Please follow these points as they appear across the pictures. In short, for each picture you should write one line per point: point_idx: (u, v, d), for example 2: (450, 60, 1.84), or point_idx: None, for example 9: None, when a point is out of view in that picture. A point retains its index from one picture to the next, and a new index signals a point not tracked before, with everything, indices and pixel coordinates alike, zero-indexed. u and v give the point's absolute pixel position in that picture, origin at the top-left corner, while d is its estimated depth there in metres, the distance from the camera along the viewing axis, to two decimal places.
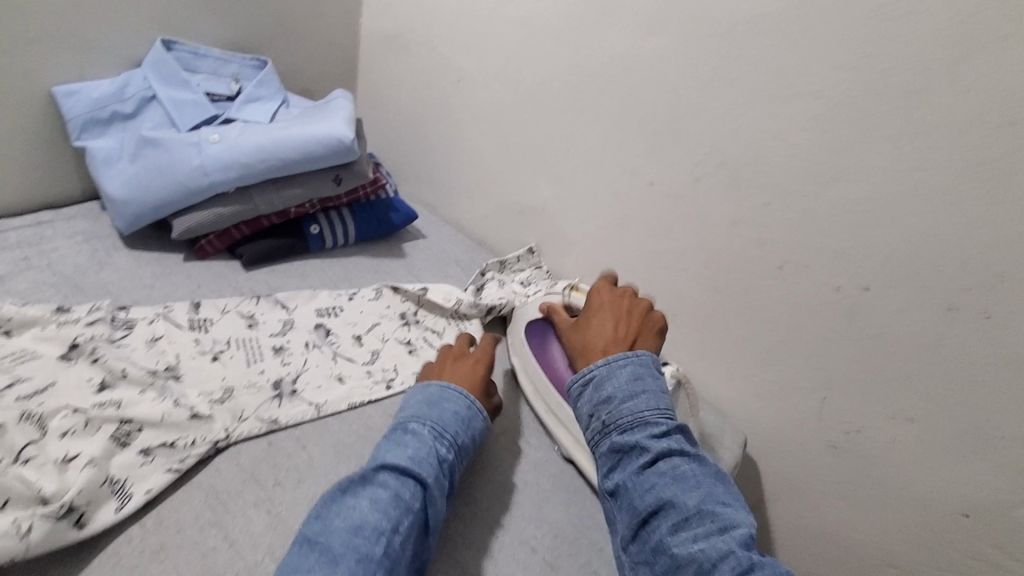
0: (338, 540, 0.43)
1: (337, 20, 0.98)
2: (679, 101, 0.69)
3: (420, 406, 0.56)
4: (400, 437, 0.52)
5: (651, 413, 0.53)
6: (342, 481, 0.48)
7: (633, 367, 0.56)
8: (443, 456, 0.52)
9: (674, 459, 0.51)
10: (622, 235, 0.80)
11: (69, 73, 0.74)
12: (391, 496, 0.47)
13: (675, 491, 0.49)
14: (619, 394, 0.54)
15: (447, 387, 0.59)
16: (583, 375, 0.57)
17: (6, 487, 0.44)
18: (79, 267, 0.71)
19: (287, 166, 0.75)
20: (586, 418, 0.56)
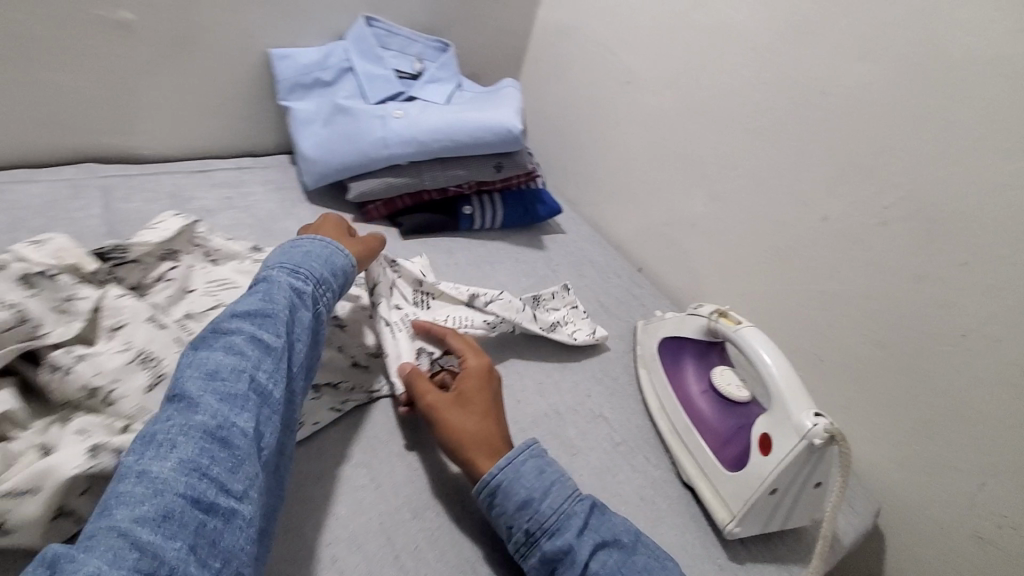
0: (196, 385, 0.40)
1: (516, 10, 1.01)
2: (878, 134, 0.64)
3: (274, 258, 0.53)
4: (251, 287, 0.49)
5: (567, 507, 0.50)
6: (195, 340, 0.44)
7: (532, 460, 0.52)
8: (301, 293, 0.51)
9: (603, 554, 0.48)
10: (777, 266, 0.76)
11: (287, 39, 0.83)
12: (247, 337, 0.44)
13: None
14: (535, 495, 0.50)
15: (296, 241, 0.57)
16: (486, 484, 0.51)
17: None
18: (270, 212, 0.80)
19: (457, 147, 0.80)
20: (505, 530, 0.50)
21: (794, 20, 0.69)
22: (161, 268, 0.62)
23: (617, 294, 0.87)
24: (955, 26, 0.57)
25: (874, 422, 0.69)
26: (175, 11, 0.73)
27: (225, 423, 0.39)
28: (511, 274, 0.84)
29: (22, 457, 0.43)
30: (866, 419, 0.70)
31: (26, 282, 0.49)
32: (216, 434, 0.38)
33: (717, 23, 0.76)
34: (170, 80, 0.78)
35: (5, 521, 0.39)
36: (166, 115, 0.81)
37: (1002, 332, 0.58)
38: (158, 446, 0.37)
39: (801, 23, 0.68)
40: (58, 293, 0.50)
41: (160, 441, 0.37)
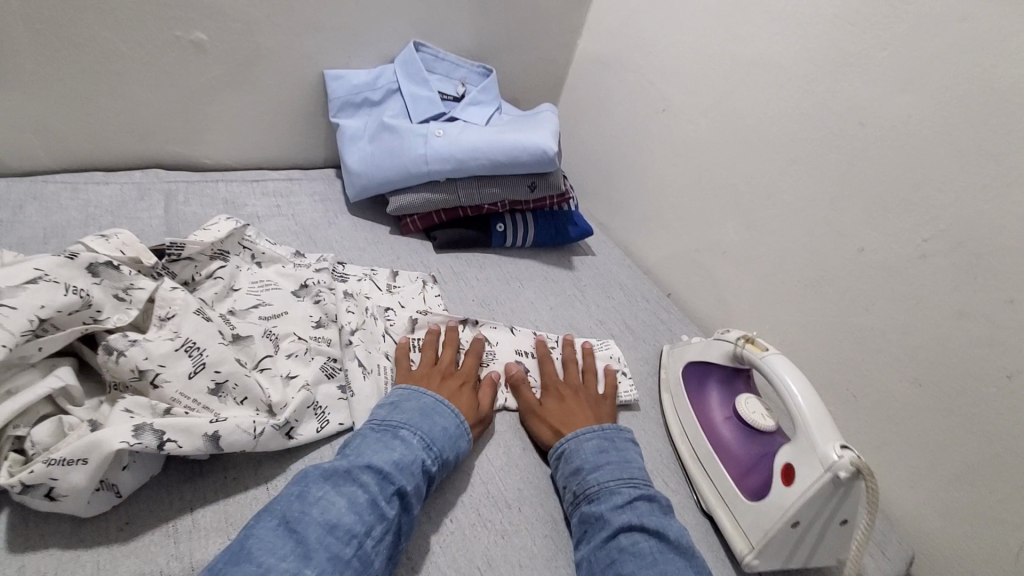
0: (315, 533, 0.42)
1: (558, 39, 1.05)
2: (921, 166, 0.62)
3: (415, 412, 0.56)
4: (388, 441, 0.52)
5: (614, 484, 0.54)
6: (325, 471, 0.47)
7: (598, 441, 0.59)
8: (427, 466, 0.51)
9: (634, 533, 0.50)
10: (809, 297, 0.74)
11: (340, 61, 0.89)
12: (369, 499, 0.46)
13: (634, 565, 0.47)
14: (587, 465, 0.56)
15: (440, 402, 0.58)
16: (554, 450, 0.59)
17: (248, 387, 0.53)
18: (314, 221, 0.85)
19: (493, 166, 0.83)
20: (561, 491, 0.57)
21: (834, 51, 0.69)
22: (210, 267, 0.67)
23: (644, 317, 0.87)
24: (1001, 59, 0.56)
25: (909, 464, 0.67)
26: (242, 33, 0.80)
27: None
28: (539, 291, 0.86)
29: (78, 429, 0.46)
30: (900, 461, 0.67)
31: (93, 270, 0.53)
32: None
33: (756, 54, 0.77)
34: (233, 94, 0.85)
35: (57, 486, 0.42)
36: (228, 127, 0.88)
37: None
38: None
39: (840, 55, 0.68)
40: (118, 283, 0.54)
41: None
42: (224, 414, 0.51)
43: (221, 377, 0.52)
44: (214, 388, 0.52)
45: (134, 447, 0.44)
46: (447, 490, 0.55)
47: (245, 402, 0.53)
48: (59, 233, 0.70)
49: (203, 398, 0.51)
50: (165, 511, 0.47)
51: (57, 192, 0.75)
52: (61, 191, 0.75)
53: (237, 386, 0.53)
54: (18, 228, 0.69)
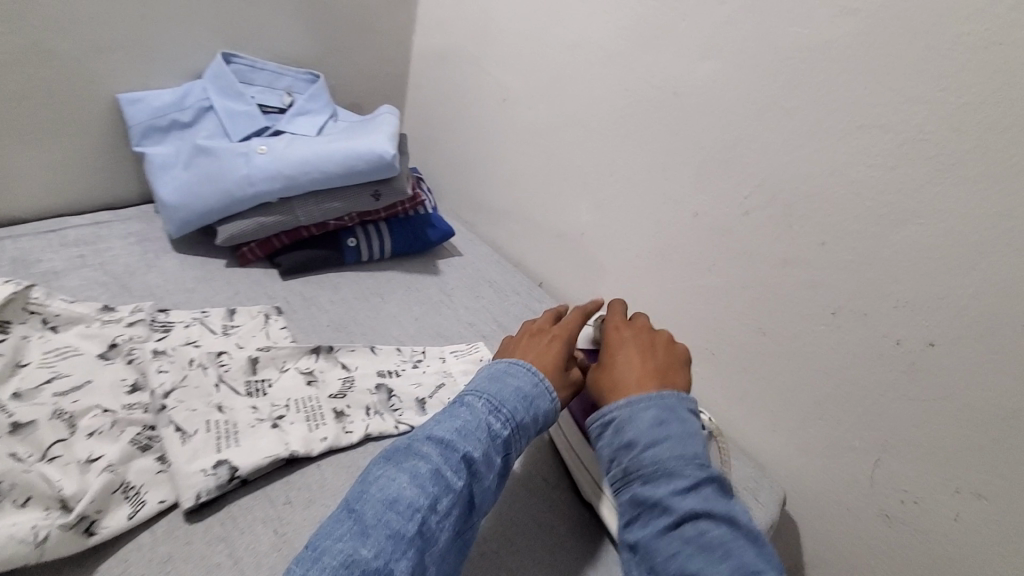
0: (373, 512, 0.42)
1: (390, 37, 1.00)
2: (732, 127, 0.65)
3: (484, 380, 0.53)
4: (453, 411, 0.49)
5: (675, 462, 0.48)
6: (388, 453, 0.46)
7: (655, 411, 0.51)
8: (496, 432, 0.49)
9: (701, 522, 0.45)
10: (662, 266, 0.76)
11: (134, 82, 0.78)
12: (430, 470, 0.44)
13: (703, 562, 0.43)
14: (642, 439, 0.49)
15: (512, 362, 0.55)
16: (602, 417, 0.53)
17: (29, 485, 0.45)
18: (128, 267, 0.74)
19: (328, 179, 0.76)
20: (606, 461, 0.52)
21: (644, 25, 0.70)
22: None
23: (516, 311, 0.85)
24: (780, 19, 0.59)
25: (770, 410, 0.70)
26: None
27: (384, 566, 0.39)
28: (402, 303, 0.81)
29: None
30: (763, 408, 0.71)
31: None
32: None
33: (577, 34, 0.77)
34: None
35: None
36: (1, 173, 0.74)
37: (867, 307, 0.59)
38: (321, 570, 0.38)
39: (650, 28, 0.69)
40: None
41: (325, 565, 0.38)
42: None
43: None
44: None
45: None
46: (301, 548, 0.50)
47: (28, 504, 0.45)
48: None
49: None
50: None
51: None
52: None
53: (14, 486, 0.44)
54: None
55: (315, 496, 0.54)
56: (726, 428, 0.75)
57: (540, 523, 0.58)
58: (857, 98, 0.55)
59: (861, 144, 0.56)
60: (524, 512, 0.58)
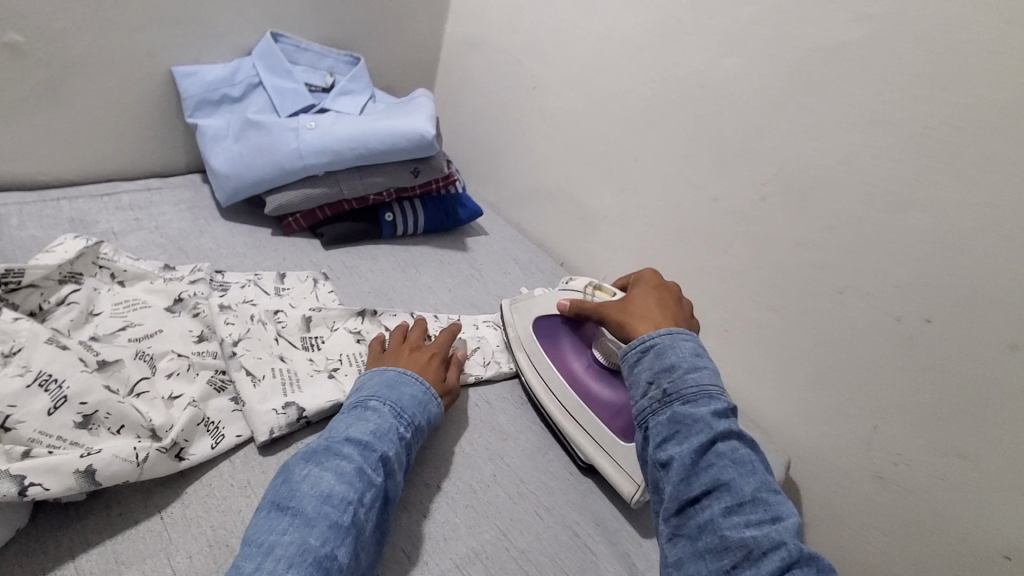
0: (311, 504, 0.43)
1: (424, 24, 1.04)
2: (753, 119, 0.71)
3: (381, 386, 0.56)
4: (361, 413, 0.53)
5: (715, 389, 0.49)
6: (308, 452, 0.48)
7: (693, 345, 0.53)
8: (402, 434, 0.53)
9: (733, 440, 0.47)
10: (681, 248, 0.82)
11: (188, 56, 0.82)
12: (356, 468, 0.47)
13: (734, 473, 0.45)
14: (684, 363, 0.51)
15: (403, 373, 0.59)
16: (643, 342, 0.53)
17: (123, 414, 0.49)
18: (182, 231, 0.79)
19: (372, 155, 0.81)
20: (642, 385, 0.51)
21: (673, 21, 0.75)
22: (62, 292, 0.60)
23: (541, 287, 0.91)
24: (803, 21, 0.65)
25: (777, 381, 0.76)
26: (65, 31, 0.71)
27: (330, 553, 0.41)
28: (436, 275, 0.86)
29: None
30: (770, 380, 0.77)
31: None
32: (322, 562, 0.40)
33: (607, 27, 0.82)
34: (63, 101, 0.76)
35: None
36: (62, 138, 0.78)
37: (870, 286, 0.65)
38: (275, 562, 0.39)
39: (678, 25, 0.75)
40: None
41: (279, 555, 0.40)
42: (98, 446, 0.47)
43: (89, 409, 0.48)
44: (82, 421, 0.47)
45: None
46: None
47: (123, 431, 0.49)
48: None
49: (70, 433, 0.46)
50: (40, 562, 0.43)
51: None
52: None
53: (109, 415, 0.48)
54: None
55: None
56: (735, 399, 0.82)
57: (570, 472, 0.64)
58: (870, 96, 0.61)
59: (872, 138, 0.62)
60: (555, 462, 0.64)
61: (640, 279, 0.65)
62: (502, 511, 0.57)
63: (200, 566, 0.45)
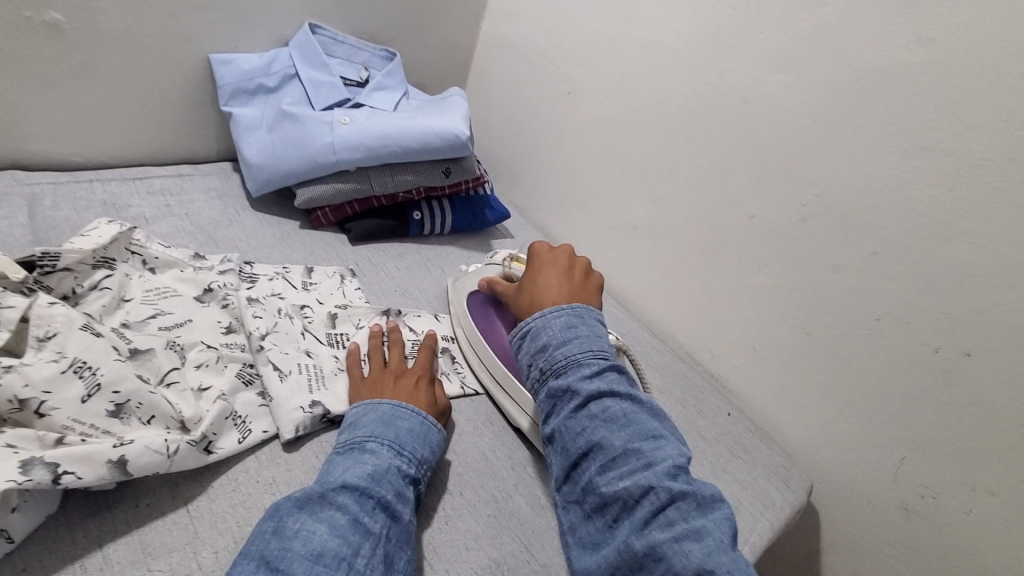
0: (301, 567, 0.41)
1: (460, 22, 1.04)
2: (796, 138, 0.69)
3: (376, 424, 0.54)
4: (357, 455, 0.50)
5: (583, 355, 0.56)
6: (300, 500, 0.45)
7: (566, 318, 0.59)
8: (405, 472, 0.51)
9: (603, 400, 0.53)
10: (712, 263, 0.81)
11: (227, 44, 0.82)
12: (350, 520, 0.45)
13: (605, 430, 0.51)
14: (554, 341, 0.58)
15: (399, 405, 0.56)
16: (521, 330, 0.61)
17: (155, 404, 0.49)
18: (212, 220, 0.79)
19: (405, 154, 0.81)
20: (525, 368, 0.59)
21: (719, 33, 0.74)
22: (95, 277, 0.59)
23: None
24: (855, 41, 0.63)
25: (803, 405, 0.75)
26: (108, 13, 0.71)
27: None
28: (461, 277, 0.85)
29: None
30: (796, 402, 0.76)
31: None
32: None
33: (651, 35, 0.81)
34: (102, 83, 0.76)
35: None
36: (97, 120, 0.78)
37: (908, 315, 0.64)
38: None
39: (725, 37, 0.74)
40: None
41: None
42: (129, 436, 0.46)
43: (121, 398, 0.47)
44: (114, 410, 0.47)
45: (24, 485, 0.39)
46: None
47: (154, 422, 0.49)
48: None
49: (102, 422, 0.46)
50: (69, 551, 0.43)
51: None
52: None
53: (141, 405, 0.48)
54: None
55: None
56: (758, 419, 0.81)
57: None
58: (920, 121, 0.60)
59: (921, 164, 0.61)
60: None
61: (536, 255, 0.67)
62: (524, 523, 0.56)
63: (226, 563, 0.45)
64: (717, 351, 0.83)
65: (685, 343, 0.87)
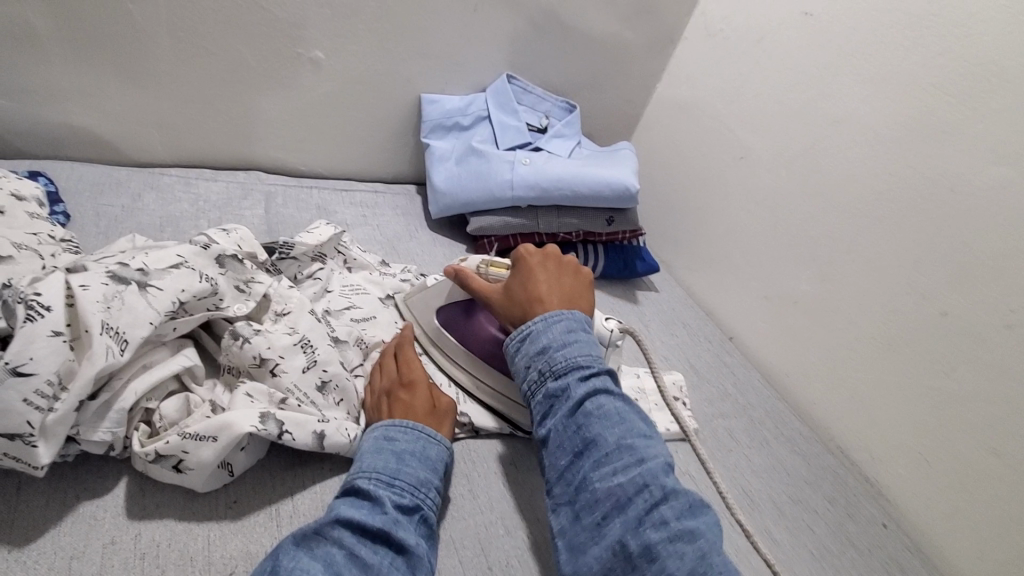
0: None
1: (638, 83, 1.10)
2: (1011, 236, 0.63)
3: (370, 453, 0.49)
4: (352, 490, 0.46)
5: (582, 357, 0.52)
6: (291, 536, 0.41)
7: (567, 323, 0.55)
8: (403, 501, 0.46)
9: (598, 397, 0.50)
10: (884, 354, 0.74)
11: (437, 86, 0.94)
12: (345, 557, 0.40)
13: (600, 426, 0.48)
14: (552, 342, 0.53)
15: (391, 425, 0.53)
16: (520, 332, 0.56)
17: (347, 389, 0.56)
18: (398, 233, 0.89)
19: (574, 197, 0.86)
20: (522, 371, 0.54)
21: (927, 117, 0.71)
22: (311, 268, 0.70)
23: (707, 358, 0.89)
24: None
25: (982, 536, 0.65)
26: (354, 54, 0.86)
27: None
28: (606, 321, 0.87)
29: (201, 407, 0.49)
30: (972, 531, 0.66)
31: (219, 261, 0.57)
32: None
33: (845, 112, 0.80)
34: (336, 109, 0.91)
35: (185, 460, 0.45)
36: (326, 139, 0.93)
37: None
38: None
39: (933, 122, 0.70)
40: (239, 275, 0.58)
41: None
42: (327, 414, 0.53)
43: (326, 377, 0.55)
44: (319, 385, 0.54)
45: (258, 432, 0.47)
46: (523, 506, 0.57)
47: (341, 404, 0.55)
48: (173, 223, 0.76)
49: (311, 393, 0.53)
50: (269, 494, 0.50)
51: (172, 184, 0.82)
52: (174, 184, 0.82)
53: (338, 387, 0.55)
54: (139, 216, 0.75)
55: (534, 468, 0.62)
56: (919, 540, 0.71)
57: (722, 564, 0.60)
58: None
59: None
60: None
61: (522, 257, 0.63)
62: None
63: None
64: (875, 450, 0.76)
65: (837, 435, 0.81)
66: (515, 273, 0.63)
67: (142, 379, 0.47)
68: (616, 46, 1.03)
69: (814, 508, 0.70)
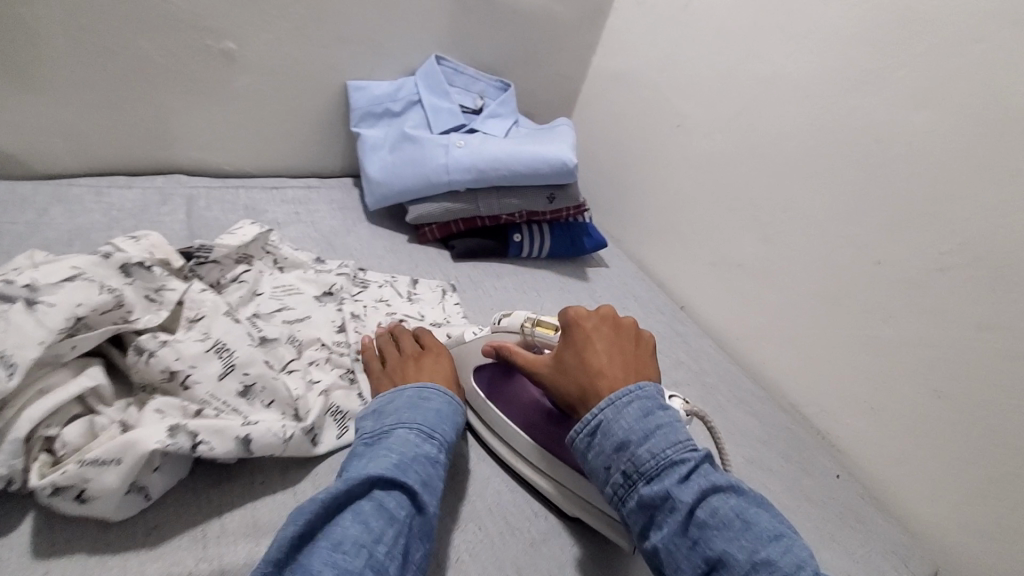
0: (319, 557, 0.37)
1: (572, 58, 1.08)
2: (936, 180, 0.64)
3: (403, 410, 0.51)
4: (384, 444, 0.47)
5: (674, 450, 0.45)
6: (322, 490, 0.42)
7: (640, 403, 0.48)
8: (432, 457, 0.48)
9: (710, 500, 0.43)
10: (826, 309, 0.75)
11: (363, 72, 0.90)
12: (374, 507, 0.41)
13: (722, 540, 0.41)
14: (635, 437, 0.46)
15: (424, 387, 0.55)
16: (587, 422, 0.48)
17: (275, 390, 0.53)
18: (334, 229, 0.86)
19: (513, 177, 0.84)
20: (602, 473, 0.47)
21: (851, 69, 0.71)
22: (235, 271, 0.66)
23: (660, 329, 0.88)
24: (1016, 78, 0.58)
25: (931, 477, 0.67)
26: (270, 43, 0.82)
27: None
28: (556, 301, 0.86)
29: (108, 430, 0.46)
30: (921, 473, 0.67)
31: (125, 270, 0.53)
32: None
33: (773, 70, 0.80)
34: (257, 103, 0.86)
35: (88, 488, 0.42)
36: (249, 136, 0.89)
37: None
38: None
39: (857, 74, 0.70)
40: (150, 284, 0.54)
41: None
42: (253, 418, 0.51)
43: (248, 380, 0.52)
44: (241, 391, 0.51)
45: (168, 448, 0.44)
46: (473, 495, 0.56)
47: (272, 405, 0.53)
48: (83, 236, 0.70)
49: (232, 399, 0.51)
50: (193, 515, 0.47)
51: (81, 195, 0.76)
52: (84, 195, 0.77)
53: (264, 389, 0.52)
54: (44, 231, 0.69)
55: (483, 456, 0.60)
56: (872, 487, 0.73)
57: None
58: None
59: None
60: None
61: (577, 321, 0.55)
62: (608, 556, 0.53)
63: None
64: (825, 404, 0.77)
65: (788, 392, 0.82)
66: (568, 340, 0.55)
67: (38, 405, 0.43)
68: (547, 20, 1.00)
69: (770, 468, 0.70)
